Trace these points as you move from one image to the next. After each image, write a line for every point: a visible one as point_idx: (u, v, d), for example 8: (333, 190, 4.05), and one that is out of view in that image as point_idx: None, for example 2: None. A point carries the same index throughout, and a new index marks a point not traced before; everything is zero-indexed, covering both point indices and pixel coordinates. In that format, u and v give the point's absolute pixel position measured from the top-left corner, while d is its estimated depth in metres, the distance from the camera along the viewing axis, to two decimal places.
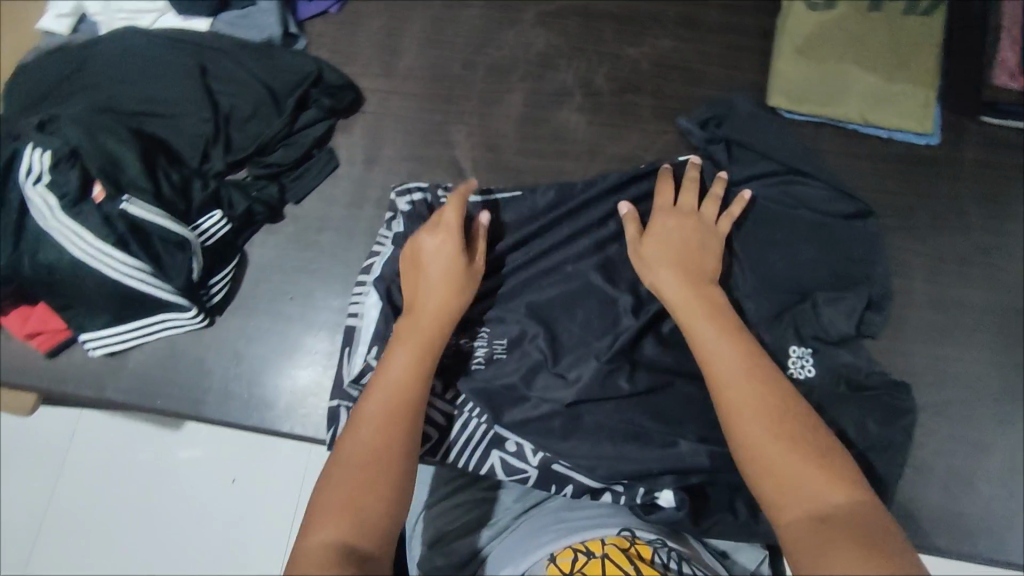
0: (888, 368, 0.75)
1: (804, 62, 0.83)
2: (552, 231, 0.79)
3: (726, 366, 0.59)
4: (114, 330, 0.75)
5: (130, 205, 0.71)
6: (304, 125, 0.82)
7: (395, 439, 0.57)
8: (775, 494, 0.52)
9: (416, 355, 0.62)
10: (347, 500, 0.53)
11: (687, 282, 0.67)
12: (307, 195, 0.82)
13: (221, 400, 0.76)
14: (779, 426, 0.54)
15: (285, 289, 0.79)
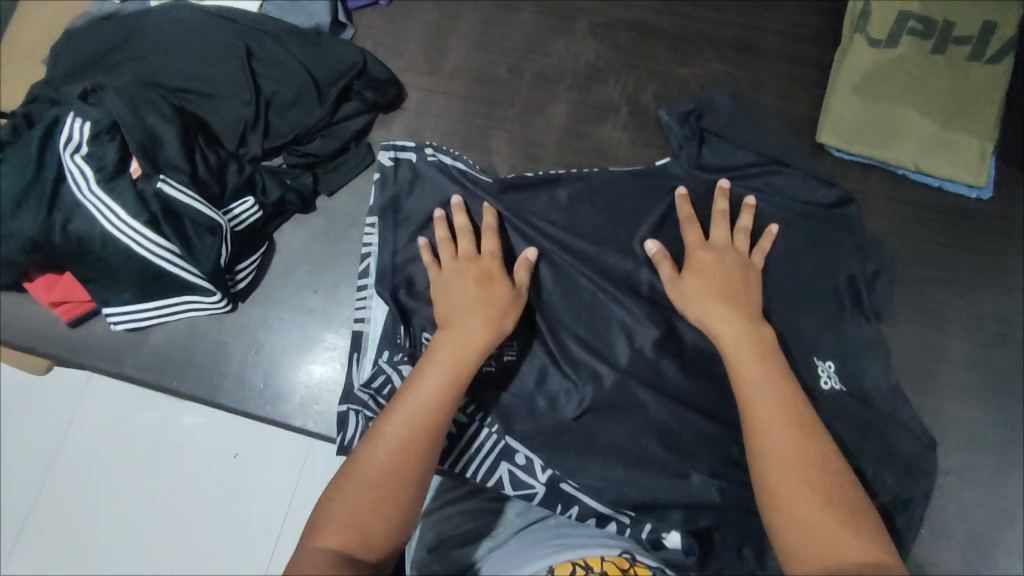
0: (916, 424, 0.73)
1: (859, 101, 0.80)
2: (575, 239, 0.76)
3: (769, 419, 0.58)
4: (137, 308, 0.74)
5: (164, 186, 0.69)
6: (344, 118, 0.81)
7: (417, 455, 0.57)
8: (799, 548, 0.52)
9: (451, 363, 0.61)
10: (355, 508, 0.54)
11: (740, 319, 0.65)
12: (341, 188, 0.82)
13: (237, 388, 0.75)
14: (805, 475, 0.55)
15: (308, 281, 0.79)
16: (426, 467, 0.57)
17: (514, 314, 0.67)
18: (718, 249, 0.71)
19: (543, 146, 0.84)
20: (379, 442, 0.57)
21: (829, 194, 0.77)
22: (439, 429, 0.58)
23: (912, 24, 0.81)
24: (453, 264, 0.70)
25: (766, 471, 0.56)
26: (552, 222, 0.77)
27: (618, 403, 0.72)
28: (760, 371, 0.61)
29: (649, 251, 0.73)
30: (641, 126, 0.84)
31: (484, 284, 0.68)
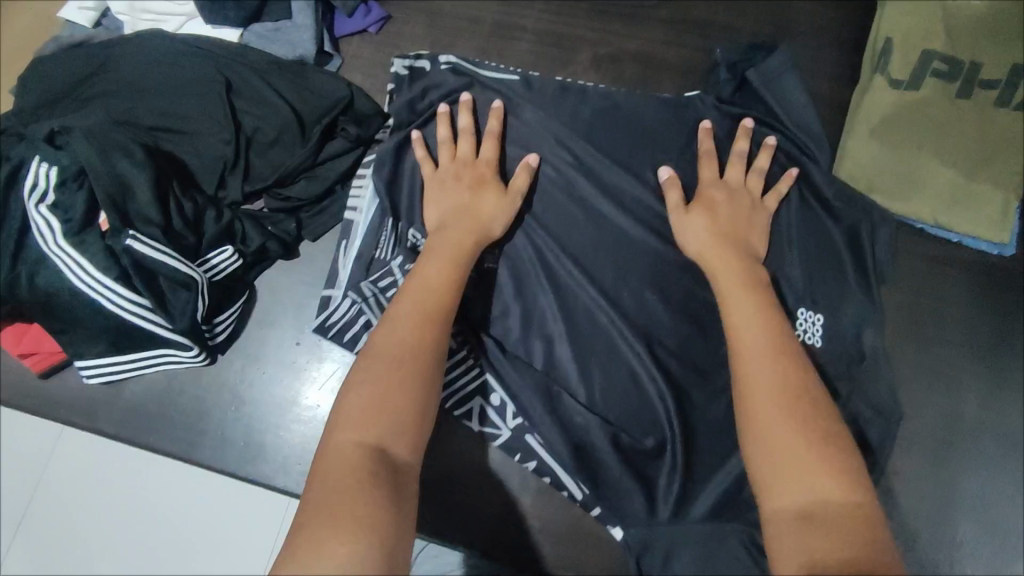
0: (933, 498, 0.69)
1: (877, 146, 0.76)
2: (584, 179, 0.75)
3: (748, 332, 0.56)
4: (111, 361, 0.71)
5: (134, 242, 0.65)
6: (330, 156, 0.76)
7: (430, 339, 0.55)
8: (767, 467, 0.48)
9: (444, 266, 0.62)
10: (380, 394, 0.50)
11: (721, 243, 0.66)
12: (326, 232, 0.78)
13: (217, 446, 0.72)
14: (778, 382, 0.51)
15: (292, 334, 0.75)
16: (440, 351, 0.55)
17: (507, 215, 0.69)
18: (724, 182, 0.70)
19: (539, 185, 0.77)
20: (396, 325, 0.56)
21: (835, 249, 0.73)
22: (446, 319, 0.58)
23: (935, 64, 0.76)
24: (450, 165, 0.71)
25: (749, 385, 0.52)
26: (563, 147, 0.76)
27: (599, 358, 0.70)
28: (737, 290, 0.61)
29: (663, 176, 0.72)
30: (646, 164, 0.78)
31: (478, 186, 0.70)
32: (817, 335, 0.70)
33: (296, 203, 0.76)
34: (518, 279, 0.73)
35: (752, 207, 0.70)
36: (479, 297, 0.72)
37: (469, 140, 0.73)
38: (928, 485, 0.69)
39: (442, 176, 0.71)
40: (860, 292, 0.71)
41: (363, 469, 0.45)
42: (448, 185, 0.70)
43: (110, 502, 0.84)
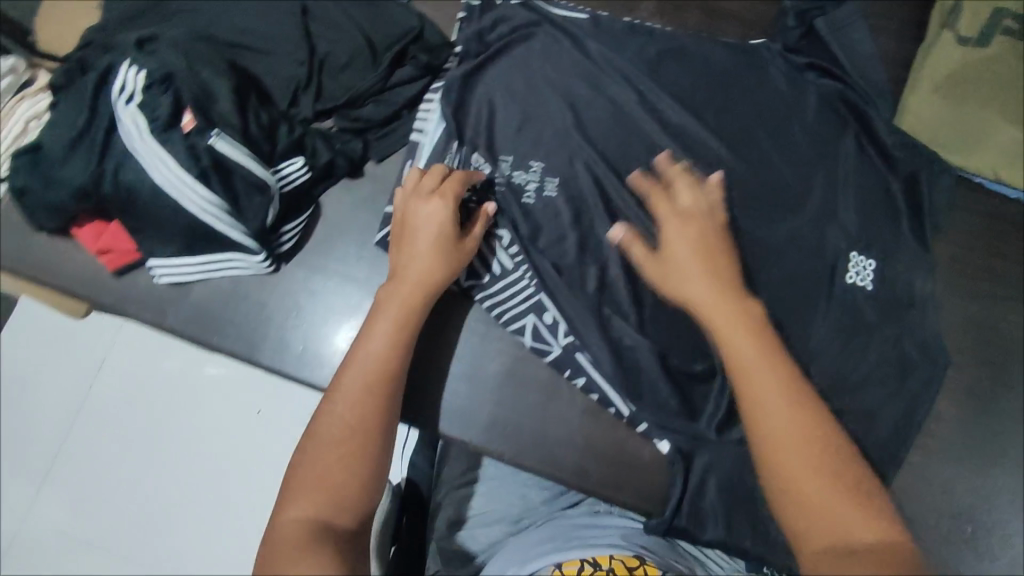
0: (961, 437, 0.73)
1: (940, 102, 0.76)
2: (642, 115, 0.79)
3: (760, 375, 0.58)
4: (184, 263, 0.74)
5: (219, 140, 0.69)
6: (398, 83, 0.79)
7: (372, 420, 0.60)
8: (800, 520, 0.54)
9: (396, 325, 0.64)
10: (321, 478, 0.57)
11: (723, 289, 0.63)
12: (390, 155, 0.80)
13: (279, 348, 0.76)
14: (804, 445, 0.56)
15: (354, 249, 0.78)
16: (380, 423, 0.61)
17: (460, 264, 0.68)
18: (682, 212, 0.68)
19: (598, 123, 0.79)
20: (336, 402, 0.60)
21: (884, 207, 0.76)
22: (392, 379, 0.62)
23: (1006, 22, 0.75)
24: (410, 198, 0.69)
25: (777, 452, 0.56)
26: (625, 83, 0.80)
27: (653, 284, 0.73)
28: (747, 342, 0.60)
29: (620, 234, 0.71)
30: (705, 109, 0.79)
31: (439, 235, 0.67)
32: (869, 278, 0.74)
33: (361, 125, 0.78)
34: (577, 210, 0.76)
35: (708, 250, 0.65)
36: (537, 222, 0.75)
37: (438, 175, 0.70)
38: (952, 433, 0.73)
39: (407, 211, 0.69)
40: (899, 248, 0.75)
41: (305, 545, 0.52)
42: (413, 226, 0.68)
43: (206, 398, 1.13)
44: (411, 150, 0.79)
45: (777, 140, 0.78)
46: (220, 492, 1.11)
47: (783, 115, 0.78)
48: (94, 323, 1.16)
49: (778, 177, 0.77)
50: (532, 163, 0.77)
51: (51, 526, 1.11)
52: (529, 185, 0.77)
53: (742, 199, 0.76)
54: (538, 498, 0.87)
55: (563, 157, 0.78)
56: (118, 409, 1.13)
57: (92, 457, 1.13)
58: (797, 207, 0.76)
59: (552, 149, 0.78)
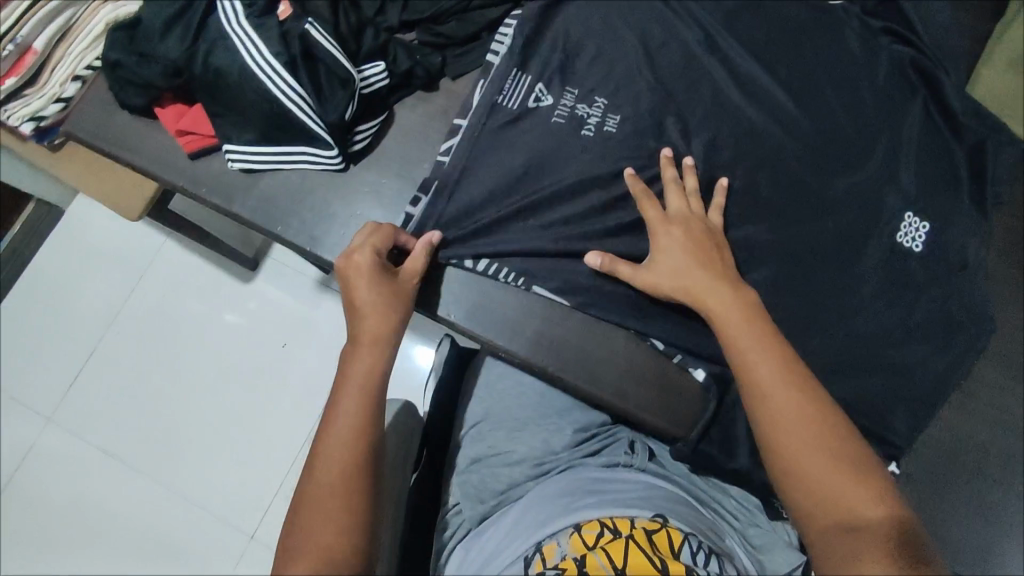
0: (990, 405, 0.75)
1: (1012, 74, 0.79)
2: (715, 60, 0.80)
3: (758, 363, 0.62)
4: (259, 152, 0.77)
5: (313, 29, 0.72)
6: (482, 5, 0.81)
7: (350, 465, 0.59)
8: (811, 507, 0.55)
9: (365, 374, 0.64)
10: (316, 538, 0.56)
11: (718, 277, 0.68)
12: (464, 75, 0.82)
13: (337, 245, 0.78)
14: (812, 435, 0.57)
15: (420, 158, 0.80)
16: (358, 466, 0.59)
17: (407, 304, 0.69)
18: (670, 216, 0.72)
19: (668, 63, 0.80)
20: (312, 467, 0.60)
21: (942, 176, 0.77)
22: (359, 427, 0.61)
23: None
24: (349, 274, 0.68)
25: (782, 450, 0.58)
26: (701, 28, 0.81)
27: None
28: (743, 327, 0.64)
29: (595, 263, 0.71)
30: (777, 61, 0.80)
31: (386, 282, 0.68)
32: (921, 241, 0.75)
33: (441, 41, 0.81)
34: (640, 146, 0.77)
35: (692, 252, 0.69)
36: (598, 154, 0.77)
37: (365, 240, 0.70)
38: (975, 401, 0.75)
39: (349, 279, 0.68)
40: (952, 217, 0.76)
41: None
42: (352, 294, 0.67)
43: (237, 321, 1.22)
44: (483, 70, 0.80)
45: (843, 98, 0.79)
46: (249, 401, 1.19)
47: (852, 75, 0.79)
48: (142, 239, 1.27)
49: (841, 134, 0.78)
50: (596, 98, 0.79)
51: (87, 422, 1.19)
52: (591, 116, 0.78)
53: (806, 151, 0.77)
54: (559, 446, 0.78)
55: (631, 92, 0.79)
56: (159, 320, 1.23)
57: (134, 360, 1.22)
58: (857, 165, 0.77)
59: (621, 84, 0.79)
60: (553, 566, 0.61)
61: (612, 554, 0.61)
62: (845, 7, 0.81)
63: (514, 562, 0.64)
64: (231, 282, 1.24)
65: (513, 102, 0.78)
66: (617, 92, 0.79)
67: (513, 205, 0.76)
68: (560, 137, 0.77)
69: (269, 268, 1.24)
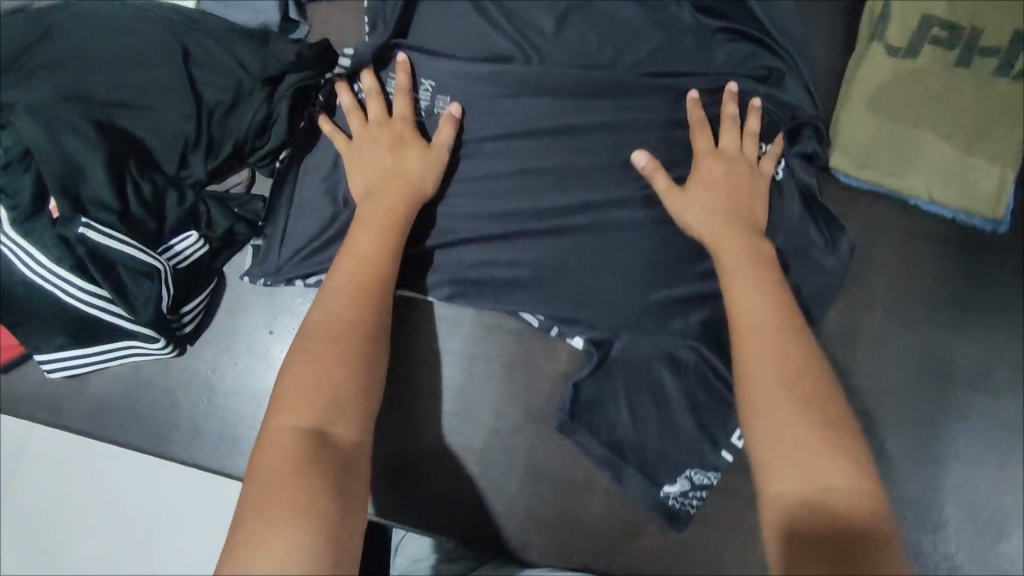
0: (920, 479, 0.68)
1: (872, 118, 0.72)
2: (569, 143, 0.71)
3: (738, 274, 0.60)
4: (74, 353, 0.67)
5: (88, 229, 0.62)
6: (280, 120, 0.70)
7: (356, 339, 0.58)
8: (758, 409, 0.53)
9: (381, 237, 0.64)
10: (316, 377, 0.54)
11: (726, 216, 0.64)
12: (287, 202, 0.71)
13: (189, 439, 0.70)
14: (796, 369, 0.54)
15: (265, 320, 0.72)
16: (368, 336, 0.59)
17: (433, 174, 0.68)
18: (718, 151, 0.67)
19: (517, 101, 0.72)
20: (327, 309, 0.59)
21: (831, 236, 0.70)
22: (372, 292, 0.61)
23: (935, 30, 0.72)
24: (366, 130, 0.68)
25: (747, 374, 0.55)
26: (549, 106, 0.72)
27: (599, 263, 0.69)
28: (739, 239, 0.62)
29: (642, 163, 0.68)
30: (637, 132, 0.71)
31: (402, 146, 0.68)
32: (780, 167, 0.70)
33: (270, 159, 0.72)
34: (507, 184, 0.71)
35: (733, 173, 0.66)
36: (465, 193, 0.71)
37: (384, 102, 0.70)
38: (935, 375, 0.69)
39: (366, 133, 0.68)
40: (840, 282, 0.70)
41: (294, 452, 0.49)
42: (369, 151, 0.68)
43: None
44: (290, 196, 0.71)
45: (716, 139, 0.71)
46: None
47: (720, 82, 0.72)
48: None
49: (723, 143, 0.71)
50: (424, 80, 0.73)
51: None
52: (419, 100, 0.73)
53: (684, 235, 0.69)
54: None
55: (483, 143, 0.72)
56: None
57: None
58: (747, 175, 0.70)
59: (475, 114, 0.72)
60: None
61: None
62: (700, 62, 0.73)
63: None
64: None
65: (319, 224, 0.70)
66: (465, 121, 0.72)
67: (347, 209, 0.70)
68: None
69: None
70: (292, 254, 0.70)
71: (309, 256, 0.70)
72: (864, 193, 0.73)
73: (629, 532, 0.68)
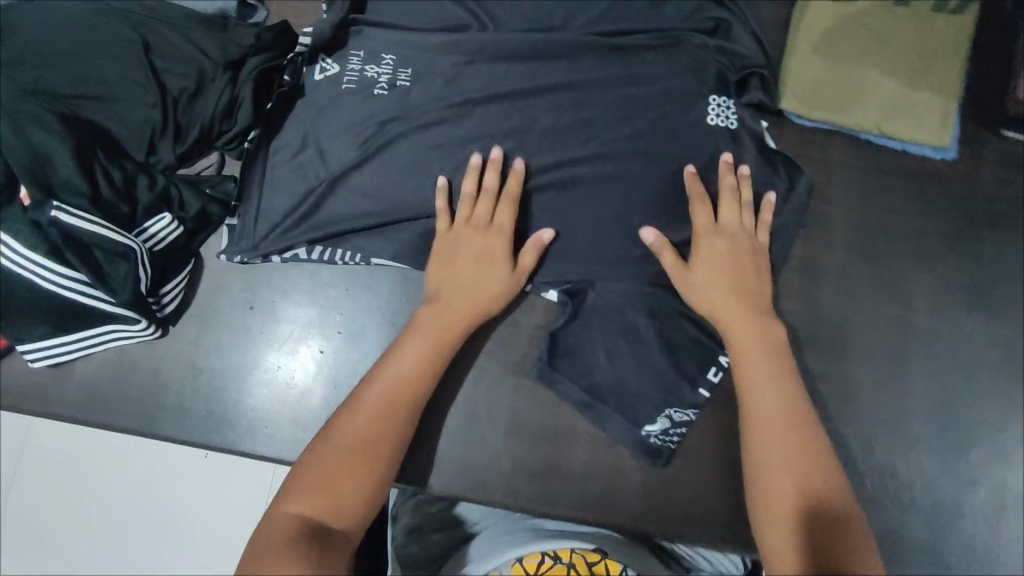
0: (888, 400, 0.70)
1: (819, 61, 0.75)
2: (529, 104, 0.73)
3: (751, 361, 0.64)
4: (56, 343, 0.68)
5: (60, 213, 0.63)
6: (242, 100, 0.71)
7: (380, 438, 0.60)
8: (766, 509, 0.58)
9: (430, 342, 0.66)
10: (335, 479, 0.57)
11: (740, 296, 0.66)
12: (255, 180, 0.72)
13: (178, 418, 0.71)
14: (797, 463, 0.59)
15: (244, 297, 0.73)
16: (394, 438, 0.61)
17: (508, 294, 0.69)
18: (720, 228, 0.68)
19: (474, 67, 0.74)
20: (357, 412, 0.61)
21: (786, 176, 0.72)
22: (412, 399, 0.63)
23: None
24: (468, 229, 0.69)
25: (760, 472, 0.60)
26: (507, 72, 0.74)
27: (565, 216, 0.71)
28: (752, 319, 0.66)
29: (648, 238, 0.69)
30: (593, 89, 0.74)
31: (486, 262, 0.68)
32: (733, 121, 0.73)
33: (238, 141, 0.73)
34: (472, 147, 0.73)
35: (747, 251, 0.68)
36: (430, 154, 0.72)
37: (492, 202, 0.70)
38: (896, 299, 0.72)
39: (455, 235, 0.69)
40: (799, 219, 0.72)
41: (289, 538, 0.52)
42: (455, 254, 0.69)
43: None
44: (260, 174, 0.72)
45: (670, 90, 0.73)
46: None
47: (671, 33, 0.74)
48: None
49: (676, 90, 0.73)
50: (384, 55, 0.75)
51: None
52: (382, 75, 0.74)
53: (645, 186, 0.72)
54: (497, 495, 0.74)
55: (445, 107, 0.73)
56: None
57: None
58: (702, 121, 0.73)
59: (436, 79, 0.74)
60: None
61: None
62: (650, 16, 0.75)
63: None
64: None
65: (294, 199, 0.71)
66: (426, 86, 0.74)
67: (323, 178, 0.71)
68: (349, 103, 0.73)
69: None
70: (270, 232, 0.71)
71: (287, 231, 0.71)
72: (817, 133, 0.76)
73: (613, 474, 0.70)
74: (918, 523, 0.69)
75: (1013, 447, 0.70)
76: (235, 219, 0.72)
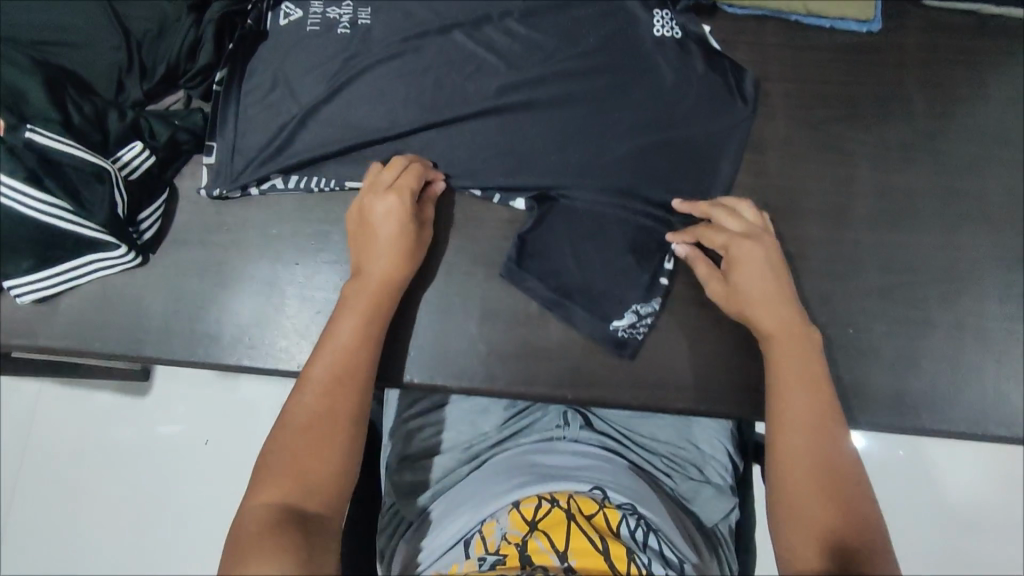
0: (839, 257, 0.74)
1: None
2: (477, 17, 0.78)
3: (791, 378, 0.65)
4: (43, 275, 0.70)
5: (34, 135, 0.67)
6: (209, 45, 0.75)
7: (339, 414, 0.62)
8: (789, 518, 0.60)
9: (361, 322, 0.65)
10: (293, 467, 0.59)
11: (773, 309, 0.67)
12: (227, 117, 0.75)
13: (164, 338, 0.73)
14: (826, 477, 0.61)
15: (220, 221, 0.76)
16: (352, 414, 0.62)
17: (417, 258, 0.70)
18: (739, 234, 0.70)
19: None
20: (308, 392, 0.62)
21: (722, 59, 0.77)
22: (362, 373, 0.64)
23: None
24: (373, 198, 0.69)
25: (788, 483, 0.61)
26: None
27: (521, 120, 0.76)
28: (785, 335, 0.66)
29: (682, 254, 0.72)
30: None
31: (398, 229, 0.69)
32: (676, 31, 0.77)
33: (202, 78, 0.77)
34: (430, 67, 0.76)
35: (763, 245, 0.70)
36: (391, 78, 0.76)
37: (395, 174, 0.70)
38: (839, 165, 0.76)
39: (365, 208, 0.70)
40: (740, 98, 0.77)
41: (266, 529, 0.54)
42: (371, 225, 0.69)
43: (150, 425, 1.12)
44: (232, 112, 0.75)
45: None
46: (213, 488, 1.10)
47: None
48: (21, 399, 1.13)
49: None
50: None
51: (49, 561, 1.09)
52: (343, 15, 0.78)
53: (590, 82, 0.76)
54: (487, 426, 0.79)
55: (398, 29, 0.78)
56: (62, 464, 1.11)
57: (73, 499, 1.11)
58: (644, 22, 0.77)
59: (392, 12, 0.78)
60: (492, 551, 0.60)
61: (552, 535, 0.60)
62: None
63: (454, 546, 0.65)
64: (132, 404, 1.12)
65: (268, 134, 0.75)
66: (384, 17, 0.78)
67: (296, 114, 0.75)
68: (313, 43, 0.77)
69: (164, 374, 1.12)
70: (248, 162, 0.75)
71: (264, 163, 0.75)
72: (752, 20, 0.80)
73: (588, 350, 0.73)
74: (881, 370, 0.72)
75: (961, 289, 0.74)
76: (212, 158, 0.75)
